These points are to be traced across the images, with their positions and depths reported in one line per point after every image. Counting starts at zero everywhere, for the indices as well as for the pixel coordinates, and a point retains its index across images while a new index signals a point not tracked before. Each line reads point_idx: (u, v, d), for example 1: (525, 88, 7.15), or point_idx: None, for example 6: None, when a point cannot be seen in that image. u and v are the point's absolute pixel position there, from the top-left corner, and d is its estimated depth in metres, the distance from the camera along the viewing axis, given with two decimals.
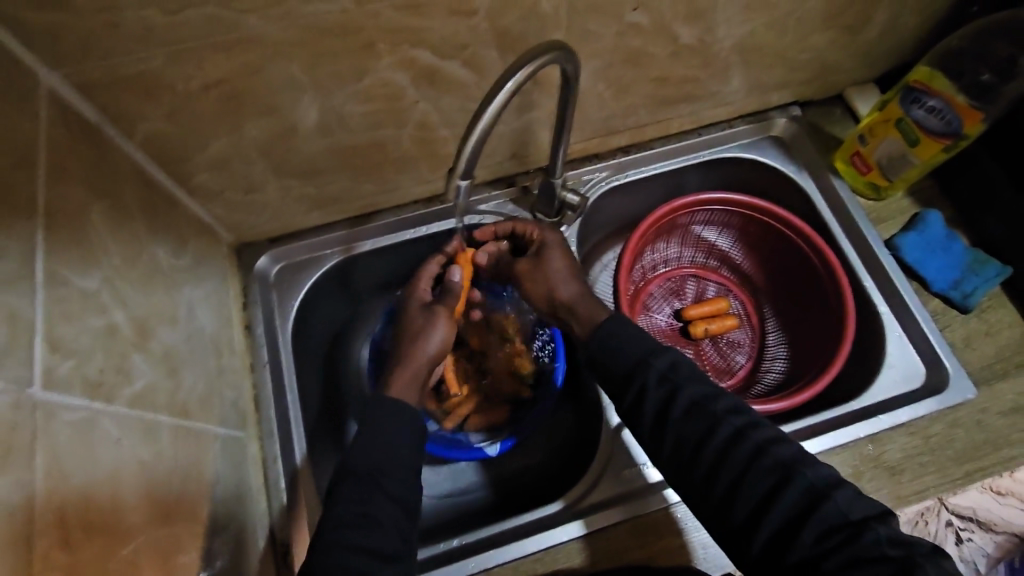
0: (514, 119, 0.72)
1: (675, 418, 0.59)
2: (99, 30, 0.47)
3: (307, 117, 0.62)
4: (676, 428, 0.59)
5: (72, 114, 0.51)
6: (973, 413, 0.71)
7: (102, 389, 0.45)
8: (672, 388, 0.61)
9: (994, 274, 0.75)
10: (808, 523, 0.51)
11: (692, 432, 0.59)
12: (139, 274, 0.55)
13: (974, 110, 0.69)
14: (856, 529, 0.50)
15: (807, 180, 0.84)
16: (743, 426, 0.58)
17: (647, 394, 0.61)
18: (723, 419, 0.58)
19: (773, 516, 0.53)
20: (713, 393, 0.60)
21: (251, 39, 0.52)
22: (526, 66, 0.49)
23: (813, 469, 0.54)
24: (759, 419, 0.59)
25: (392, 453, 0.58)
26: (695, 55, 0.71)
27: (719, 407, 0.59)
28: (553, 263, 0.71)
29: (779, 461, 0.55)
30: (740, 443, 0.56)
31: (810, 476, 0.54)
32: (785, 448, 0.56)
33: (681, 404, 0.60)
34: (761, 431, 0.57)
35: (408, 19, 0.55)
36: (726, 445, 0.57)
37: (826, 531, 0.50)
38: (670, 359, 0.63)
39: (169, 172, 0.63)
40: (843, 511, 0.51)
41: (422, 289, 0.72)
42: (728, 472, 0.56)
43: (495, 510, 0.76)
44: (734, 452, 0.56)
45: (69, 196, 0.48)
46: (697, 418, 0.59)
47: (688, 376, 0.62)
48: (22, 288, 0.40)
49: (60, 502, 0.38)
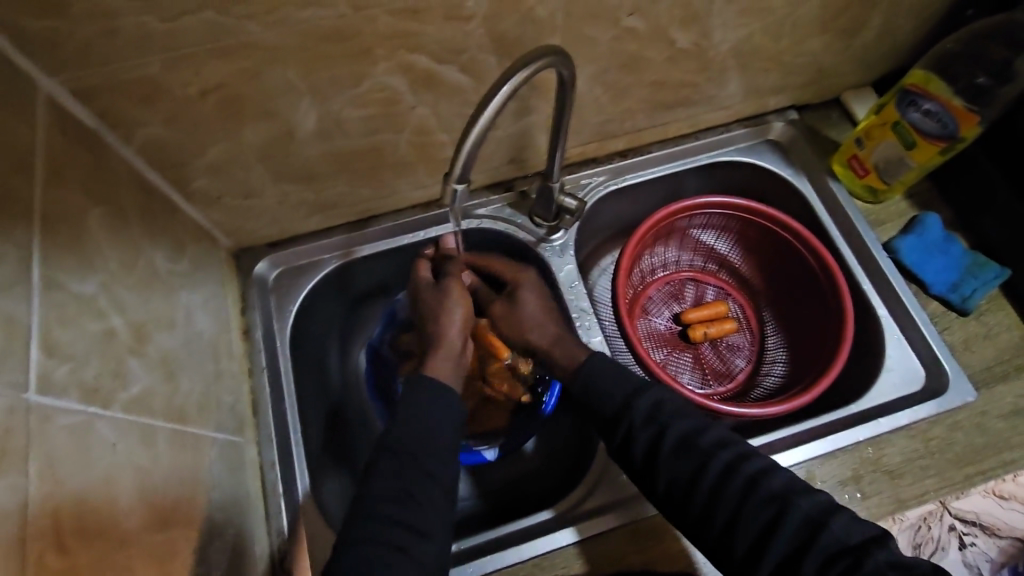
0: (511, 124, 0.73)
1: (666, 455, 0.60)
2: (96, 37, 0.47)
3: (305, 122, 0.62)
4: (667, 468, 0.59)
5: (70, 119, 0.51)
6: (973, 416, 0.71)
7: (99, 394, 0.45)
8: (660, 427, 0.61)
9: (994, 276, 0.75)
10: (809, 554, 0.52)
11: (684, 468, 0.59)
12: (137, 278, 0.55)
13: (971, 113, 0.69)
14: (856, 556, 0.51)
15: (804, 182, 0.84)
16: (734, 458, 0.58)
17: (635, 434, 0.61)
18: (712, 454, 0.59)
19: (775, 549, 0.54)
20: (700, 428, 0.61)
21: (248, 45, 0.52)
22: (522, 71, 0.50)
23: (806, 498, 0.55)
24: (748, 449, 0.60)
25: (427, 440, 0.57)
26: (692, 60, 0.72)
27: (706, 441, 0.60)
28: (527, 305, 0.73)
29: (773, 492, 0.56)
30: (733, 476, 0.57)
31: (804, 505, 0.55)
32: (777, 477, 0.57)
33: (671, 441, 0.60)
34: (751, 462, 0.58)
35: (405, 25, 0.55)
36: (718, 481, 0.57)
37: (827, 561, 0.52)
38: (653, 398, 0.63)
39: (167, 178, 0.63)
40: (841, 538, 0.53)
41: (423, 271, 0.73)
42: (724, 507, 0.56)
43: (493, 515, 0.75)
44: (728, 486, 0.57)
45: (66, 201, 0.48)
46: (687, 455, 0.59)
47: (673, 414, 0.62)
48: (18, 293, 0.40)
49: (55, 507, 0.38)
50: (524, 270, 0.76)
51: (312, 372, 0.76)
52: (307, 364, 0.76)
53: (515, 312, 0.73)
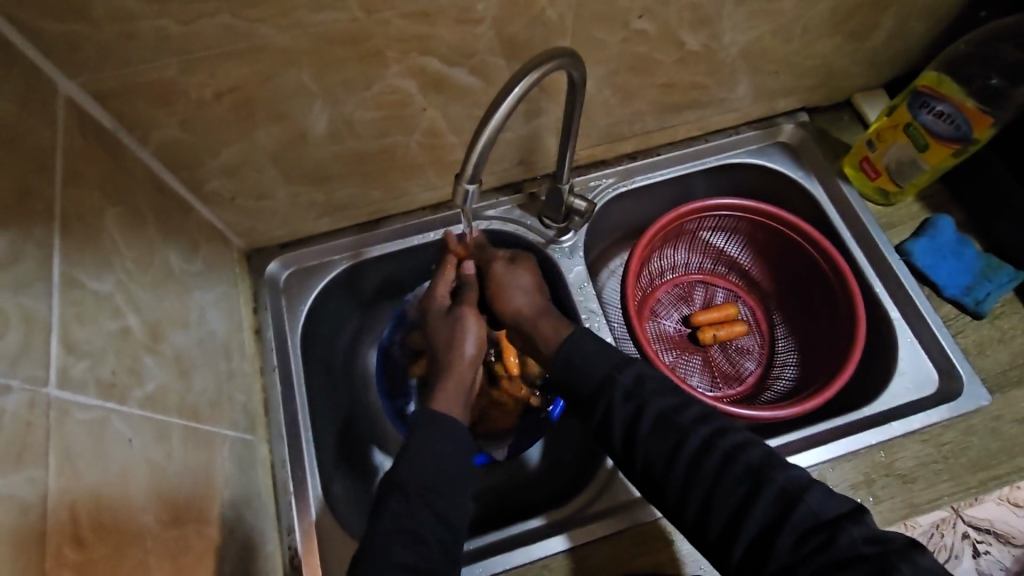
0: (520, 126, 0.73)
1: (644, 434, 0.60)
2: (115, 40, 0.48)
3: (316, 124, 0.63)
4: (645, 446, 0.59)
5: (88, 121, 0.52)
6: (987, 421, 0.70)
7: (116, 390, 0.46)
8: (639, 404, 0.61)
9: (1007, 279, 0.74)
10: (785, 529, 0.52)
11: (662, 446, 0.59)
12: (151, 277, 0.56)
13: (984, 115, 0.68)
14: (831, 532, 0.51)
15: (815, 184, 0.84)
16: (711, 435, 0.58)
17: (613, 414, 0.61)
18: (690, 431, 0.59)
19: (750, 524, 0.54)
20: (679, 405, 0.61)
21: (262, 48, 0.53)
22: (534, 72, 0.50)
23: (782, 472, 0.56)
24: (726, 425, 0.60)
25: (431, 462, 0.57)
26: (702, 62, 0.72)
27: (685, 419, 0.60)
28: (522, 277, 0.72)
29: (750, 467, 0.56)
30: (711, 451, 0.57)
31: (779, 480, 0.55)
32: (754, 453, 0.57)
33: (649, 419, 0.60)
34: (728, 438, 0.58)
35: (416, 28, 0.56)
36: (696, 457, 0.57)
37: (802, 535, 0.52)
38: (635, 372, 0.62)
39: (182, 179, 0.64)
40: (816, 513, 0.53)
41: (439, 297, 0.73)
42: (701, 483, 0.56)
43: (493, 520, 0.75)
44: (705, 461, 0.57)
45: (85, 200, 0.49)
46: (664, 433, 0.59)
47: (654, 390, 0.62)
48: (38, 289, 0.41)
49: (73, 501, 0.38)
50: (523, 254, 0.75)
51: (321, 372, 0.76)
52: (318, 364, 0.76)
53: (504, 276, 0.71)
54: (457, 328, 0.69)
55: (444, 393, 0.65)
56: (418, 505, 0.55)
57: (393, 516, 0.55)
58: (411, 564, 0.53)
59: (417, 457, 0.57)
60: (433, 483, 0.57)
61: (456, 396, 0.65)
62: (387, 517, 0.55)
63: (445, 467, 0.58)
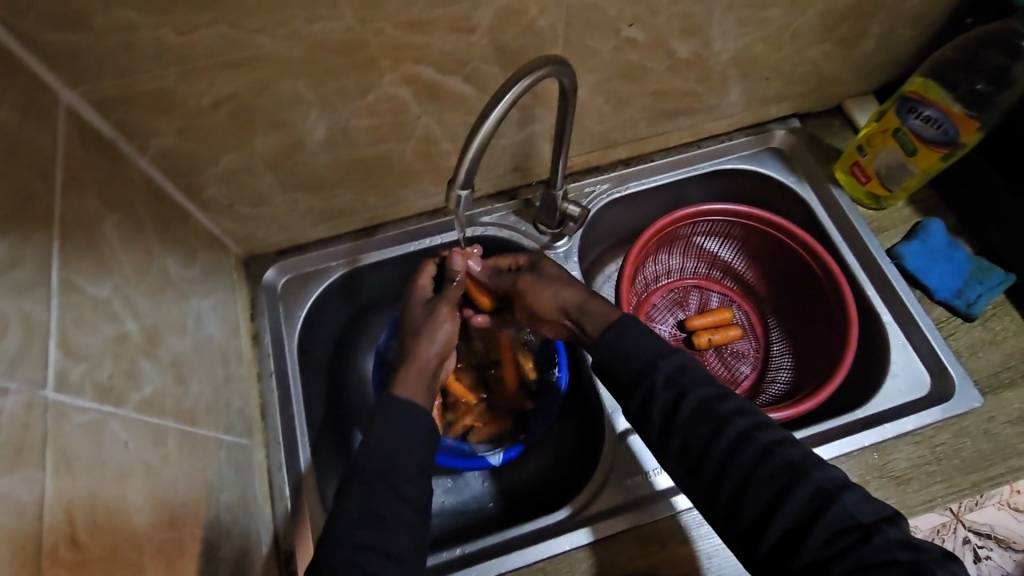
0: (515, 133, 0.74)
1: (683, 418, 0.59)
2: (116, 51, 0.50)
3: (313, 132, 0.64)
4: (683, 431, 0.59)
5: (88, 129, 0.53)
6: (980, 422, 0.70)
7: (113, 393, 0.46)
8: (679, 391, 0.60)
9: (998, 282, 0.75)
10: (816, 527, 0.51)
11: (700, 433, 0.58)
12: (149, 283, 0.56)
13: (970, 119, 0.70)
14: (865, 531, 0.50)
15: (807, 189, 0.85)
16: (751, 427, 0.57)
17: (653, 397, 0.60)
18: (729, 421, 0.58)
19: (781, 520, 0.52)
20: (721, 395, 0.60)
21: (260, 58, 0.54)
22: (525, 79, 0.51)
23: (821, 471, 0.54)
24: (766, 421, 0.59)
25: (399, 454, 0.57)
26: (692, 69, 0.73)
27: (725, 408, 0.59)
28: (553, 272, 0.71)
29: (788, 462, 0.55)
30: (748, 444, 0.56)
31: (817, 478, 0.53)
32: (792, 449, 0.56)
33: (689, 405, 0.59)
34: (768, 432, 0.57)
35: (411, 37, 0.57)
36: (732, 447, 0.56)
37: (834, 536, 0.50)
38: (678, 361, 0.62)
39: (181, 186, 0.65)
40: (852, 513, 0.51)
41: (422, 286, 0.70)
42: (735, 473, 0.55)
43: (506, 519, 0.75)
44: (741, 453, 0.56)
45: (83, 207, 0.50)
46: (704, 421, 0.58)
47: (695, 379, 0.61)
48: (38, 294, 0.41)
49: (68, 501, 0.39)
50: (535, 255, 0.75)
51: (317, 377, 0.77)
52: (314, 370, 0.77)
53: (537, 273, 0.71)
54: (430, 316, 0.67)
55: (407, 379, 0.63)
56: (416, 507, 0.56)
57: (357, 498, 0.55)
58: (374, 548, 0.53)
59: (378, 441, 0.57)
60: (412, 477, 0.57)
61: (420, 384, 0.63)
62: (357, 500, 0.55)
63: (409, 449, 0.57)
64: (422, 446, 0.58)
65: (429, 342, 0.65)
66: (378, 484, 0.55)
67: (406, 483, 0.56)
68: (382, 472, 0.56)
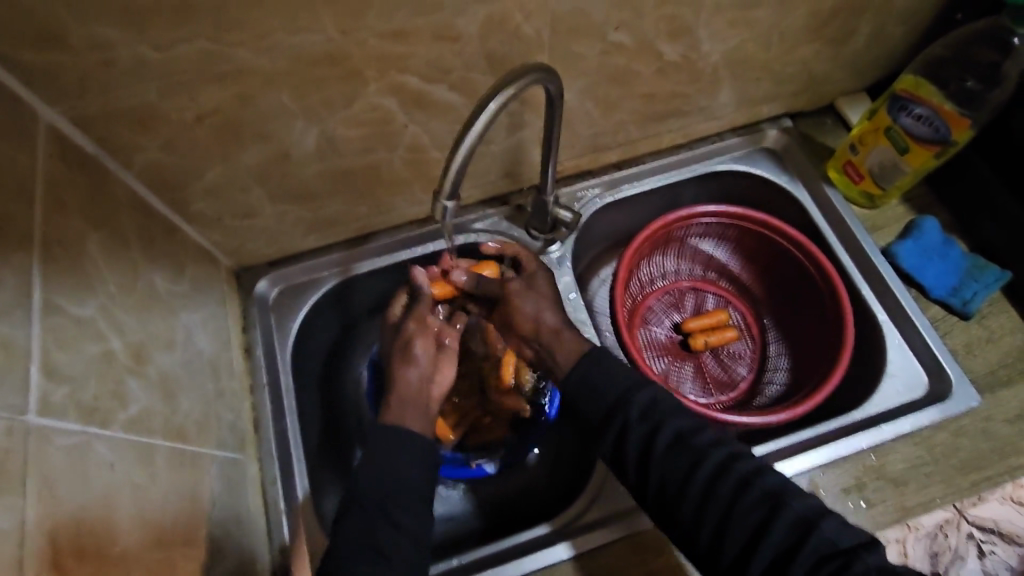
0: (504, 139, 0.74)
1: (660, 453, 0.59)
2: (95, 68, 0.49)
3: (300, 144, 0.63)
4: (660, 467, 0.59)
5: (71, 147, 0.53)
6: (978, 421, 0.70)
7: (97, 414, 0.46)
8: (654, 424, 0.61)
9: (994, 279, 0.74)
10: (799, 555, 0.52)
11: (677, 467, 0.59)
12: (136, 300, 0.56)
13: (961, 117, 0.69)
14: (846, 558, 0.51)
15: (801, 189, 0.84)
16: (727, 458, 0.58)
17: (629, 432, 0.61)
18: (707, 453, 0.59)
19: (765, 549, 0.53)
20: (696, 426, 0.61)
21: (242, 71, 0.54)
22: (508, 88, 0.51)
23: (799, 499, 0.55)
24: (741, 450, 0.60)
25: (400, 488, 0.57)
26: (681, 71, 0.72)
27: (701, 440, 0.60)
28: (541, 285, 0.72)
29: (765, 492, 0.56)
30: (726, 475, 0.57)
31: (796, 506, 0.55)
32: (770, 478, 0.57)
33: (667, 436, 0.60)
34: (745, 462, 0.58)
35: (394, 47, 0.56)
36: (711, 480, 0.57)
37: (817, 562, 0.52)
38: (652, 394, 0.63)
39: (168, 201, 0.64)
40: (832, 540, 0.53)
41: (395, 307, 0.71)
42: (716, 507, 0.56)
43: (504, 530, 0.74)
44: (721, 485, 0.57)
45: (66, 226, 0.49)
46: (682, 453, 0.59)
47: (670, 411, 0.62)
48: (18, 317, 0.41)
49: (52, 527, 0.38)
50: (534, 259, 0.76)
51: (311, 386, 0.77)
52: (307, 381, 0.76)
53: (520, 291, 0.71)
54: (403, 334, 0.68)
55: (394, 405, 0.63)
56: (411, 543, 0.56)
57: (356, 528, 0.55)
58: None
59: (376, 472, 0.58)
60: (397, 498, 0.57)
61: (410, 410, 0.63)
62: (354, 534, 0.55)
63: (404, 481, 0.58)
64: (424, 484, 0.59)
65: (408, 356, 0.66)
66: (377, 517, 0.56)
67: (403, 513, 0.57)
68: (383, 499, 0.56)
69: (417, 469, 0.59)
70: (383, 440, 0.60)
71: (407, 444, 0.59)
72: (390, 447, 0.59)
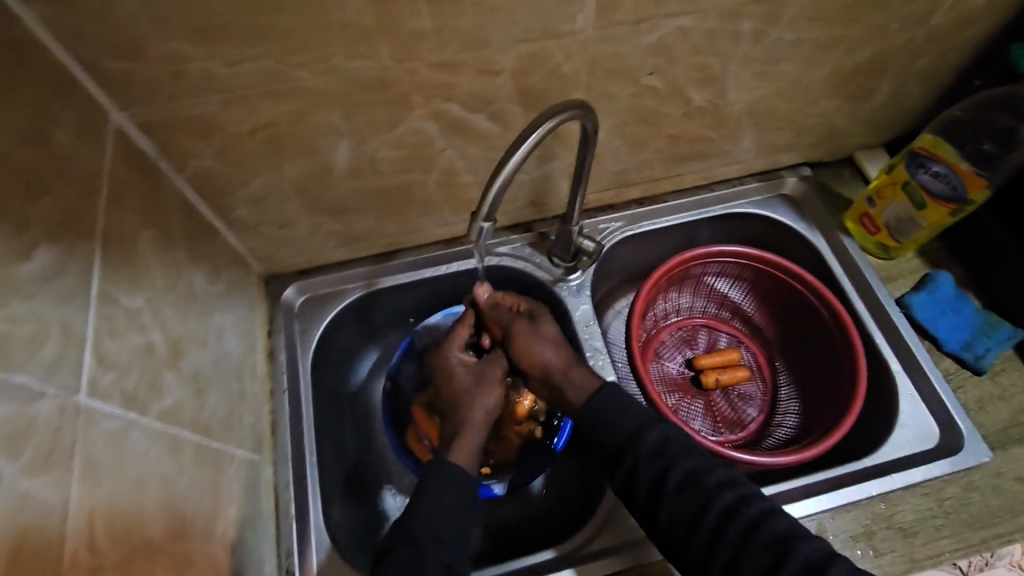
0: (534, 169, 0.77)
1: (670, 491, 0.60)
2: (166, 78, 0.53)
3: (341, 159, 0.66)
4: (670, 505, 0.60)
5: (133, 150, 0.56)
6: (989, 477, 0.70)
7: (137, 402, 0.48)
8: (665, 463, 0.61)
9: (1007, 336, 0.75)
10: None
11: (687, 506, 0.59)
12: (177, 297, 0.59)
13: (978, 177, 0.71)
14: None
15: (817, 236, 0.87)
16: (737, 500, 0.58)
17: (639, 470, 0.62)
18: (716, 494, 0.59)
19: None
20: (707, 466, 0.61)
21: (299, 90, 0.57)
22: (547, 122, 0.54)
23: (808, 543, 0.56)
24: (750, 490, 0.60)
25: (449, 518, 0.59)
26: (707, 116, 0.76)
27: (711, 480, 0.60)
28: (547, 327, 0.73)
29: (774, 535, 0.56)
30: (735, 518, 0.57)
31: (805, 549, 0.55)
32: (779, 521, 0.57)
33: (676, 477, 0.60)
34: (754, 504, 0.58)
35: (441, 76, 0.60)
36: (720, 521, 0.58)
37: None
38: (662, 433, 0.63)
39: (211, 206, 0.67)
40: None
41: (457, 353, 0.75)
42: (724, 548, 0.56)
43: (513, 553, 0.74)
44: (730, 527, 0.57)
45: (124, 223, 0.52)
46: (692, 492, 0.59)
47: (679, 450, 0.62)
48: (77, 303, 0.44)
49: (91, 506, 0.40)
50: (538, 304, 0.76)
51: (328, 396, 0.78)
52: (324, 389, 0.78)
53: (528, 332, 0.72)
54: (481, 381, 0.72)
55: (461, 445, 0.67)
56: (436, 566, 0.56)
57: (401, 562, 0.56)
58: None
59: (435, 509, 0.59)
60: (438, 532, 0.58)
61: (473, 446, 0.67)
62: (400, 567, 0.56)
63: (450, 521, 0.59)
64: (462, 517, 0.60)
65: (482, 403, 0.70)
66: (421, 550, 0.57)
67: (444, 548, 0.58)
68: (433, 536, 0.57)
69: (458, 499, 0.61)
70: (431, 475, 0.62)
71: (457, 484, 0.62)
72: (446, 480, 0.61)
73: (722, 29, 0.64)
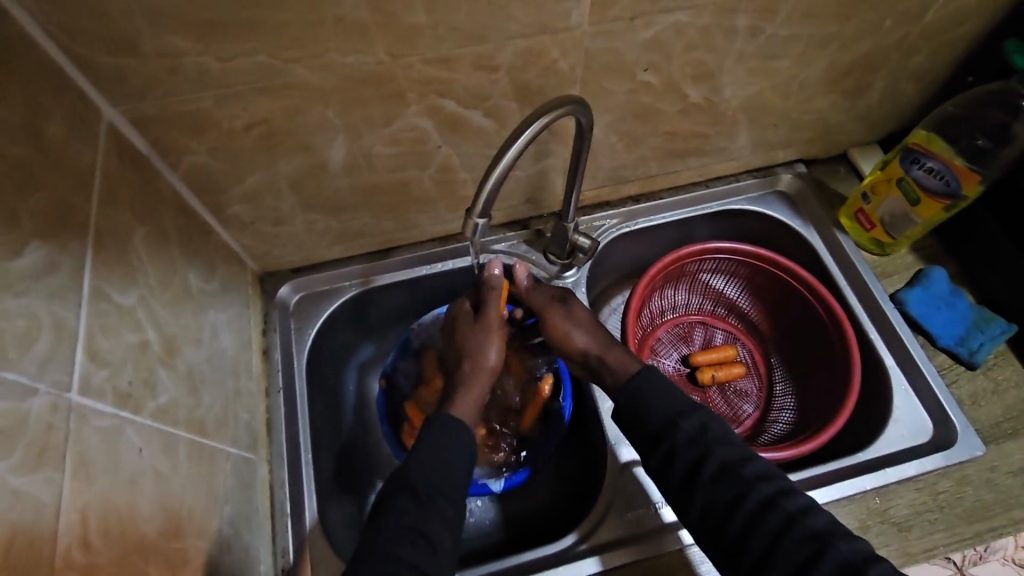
0: (530, 166, 0.77)
1: (705, 480, 0.60)
2: (159, 74, 0.52)
3: (337, 156, 0.66)
4: (705, 492, 0.60)
5: (125, 146, 0.56)
6: (983, 471, 0.70)
7: (130, 400, 0.48)
8: (702, 451, 0.61)
9: (999, 331, 0.76)
10: None
11: (722, 495, 0.59)
12: (171, 293, 0.58)
13: (972, 173, 0.72)
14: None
15: (813, 233, 0.87)
16: (775, 493, 0.58)
17: (674, 457, 0.62)
18: (752, 486, 0.59)
19: None
20: (744, 458, 0.61)
21: (295, 86, 0.57)
22: (543, 117, 0.54)
23: (846, 542, 0.55)
24: (790, 486, 0.59)
25: (444, 475, 0.59)
26: (703, 112, 0.76)
27: (748, 472, 0.60)
28: (581, 315, 0.74)
29: (813, 531, 0.55)
30: (772, 510, 0.57)
31: (843, 548, 0.54)
32: (819, 518, 0.57)
33: (712, 466, 0.60)
34: (793, 499, 0.58)
35: (437, 71, 0.60)
36: (757, 512, 0.57)
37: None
38: (700, 421, 0.63)
39: (205, 203, 0.67)
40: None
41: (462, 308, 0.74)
42: (759, 537, 0.56)
43: (512, 548, 0.75)
44: (766, 520, 0.56)
45: (117, 220, 0.52)
46: (729, 483, 0.59)
47: (719, 440, 0.62)
48: (69, 300, 0.43)
49: (83, 503, 0.40)
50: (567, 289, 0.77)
51: (323, 395, 0.78)
52: (320, 387, 0.78)
53: (563, 321, 0.73)
54: (482, 335, 0.72)
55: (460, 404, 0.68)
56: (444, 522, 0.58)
57: (399, 510, 0.57)
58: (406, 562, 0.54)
59: (428, 462, 0.60)
60: (435, 484, 0.59)
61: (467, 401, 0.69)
62: (402, 516, 0.56)
63: (447, 476, 0.59)
64: (462, 471, 0.61)
65: (481, 364, 0.71)
66: (422, 503, 0.57)
67: (443, 503, 0.58)
68: (432, 488, 0.58)
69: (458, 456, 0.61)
70: (431, 428, 0.63)
71: (456, 441, 0.62)
72: (438, 434, 0.62)
73: (717, 25, 0.64)
